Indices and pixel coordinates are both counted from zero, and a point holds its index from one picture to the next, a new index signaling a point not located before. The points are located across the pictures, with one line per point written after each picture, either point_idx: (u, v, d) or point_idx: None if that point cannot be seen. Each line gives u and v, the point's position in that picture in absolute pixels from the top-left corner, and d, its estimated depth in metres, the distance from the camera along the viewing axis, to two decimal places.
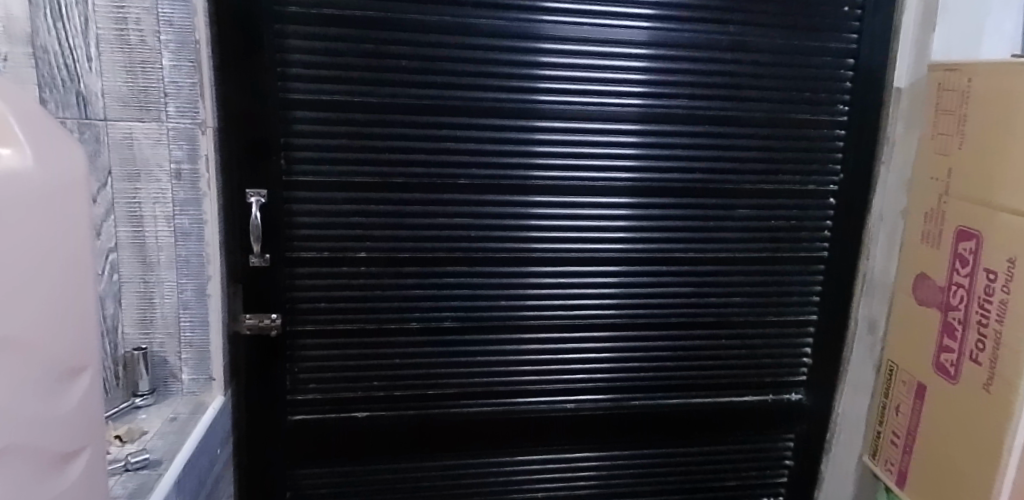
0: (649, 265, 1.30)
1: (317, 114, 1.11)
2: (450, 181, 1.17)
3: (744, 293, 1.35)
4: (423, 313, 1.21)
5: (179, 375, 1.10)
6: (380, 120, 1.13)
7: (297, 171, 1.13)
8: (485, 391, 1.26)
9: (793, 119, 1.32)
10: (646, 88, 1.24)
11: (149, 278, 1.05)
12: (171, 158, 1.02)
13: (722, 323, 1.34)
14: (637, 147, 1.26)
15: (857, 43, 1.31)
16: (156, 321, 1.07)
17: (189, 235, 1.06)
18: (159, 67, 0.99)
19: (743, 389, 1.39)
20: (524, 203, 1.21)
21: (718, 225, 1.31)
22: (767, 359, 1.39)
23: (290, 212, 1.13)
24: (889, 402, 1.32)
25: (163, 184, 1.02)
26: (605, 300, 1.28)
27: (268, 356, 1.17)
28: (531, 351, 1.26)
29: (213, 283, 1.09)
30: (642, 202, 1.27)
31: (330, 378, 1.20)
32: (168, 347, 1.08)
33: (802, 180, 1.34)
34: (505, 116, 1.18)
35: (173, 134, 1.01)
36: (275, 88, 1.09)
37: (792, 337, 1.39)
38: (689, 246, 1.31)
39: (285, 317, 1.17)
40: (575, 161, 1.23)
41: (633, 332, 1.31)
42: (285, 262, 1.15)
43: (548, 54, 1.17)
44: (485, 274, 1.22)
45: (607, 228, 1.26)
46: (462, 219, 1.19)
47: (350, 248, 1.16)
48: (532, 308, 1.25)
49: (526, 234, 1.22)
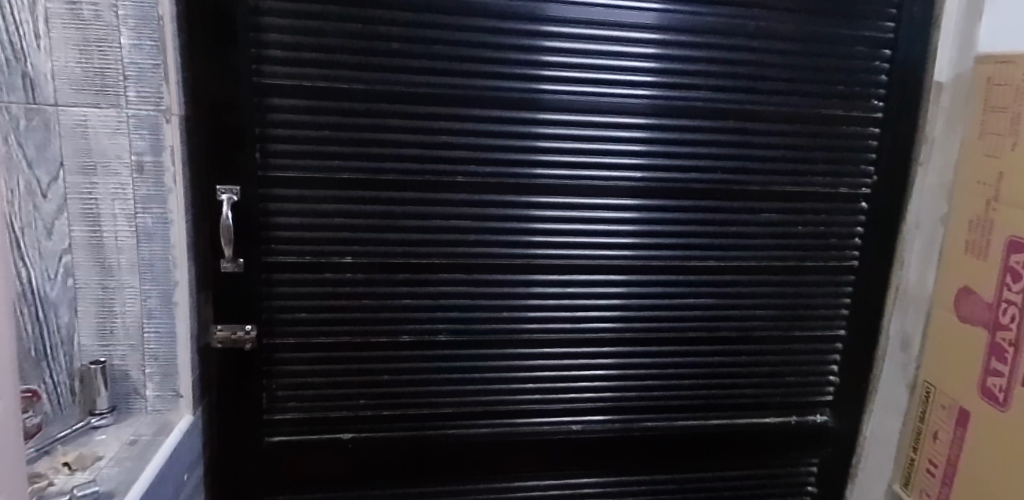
0: (663, 274, 1.18)
1: (297, 102, 0.99)
2: (445, 178, 1.06)
3: (767, 306, 1.23)
4: (416, 326, 1.09)
5: (143, 391, 0.99)
6: (370, 110, 1.01)
7: (275, 166, 1.01)
8: (483, 412, 1.14)
9: (822, 114, 1.21)
10: (663, 78, 1.12)
11: (107, 284, 0.94)
12: (132, 149, 0.90)
13: (742, 338, 1.23)
14: (652, 143, 1.14)
15: (894, 32, 1.21)
16: (117, 332, 0.96)
17: (152, 235, 0.94)
18: (118, 46, 0.87)
19: (763, 410, 1.27)
20: (527, 204, 1.10)
21: (740, 231, 1.20)
22: (791, 377, 1.27)
23: (267, 212, 1.01)
24: (925, 428, 1.19)
25: (122, 178, 0.91)
26: (615, 312, 1.17)
27: (240, 372, 1.05)
28: (534, 368, 1.15)
29: (180, 290, 0.97)
30: (656, 204, 1.16)
31: (312, 396, 1.08)
32: (131, 360, 0.97)
33: (832, 182, 1.24)
34: (508, 106, 1.06)
35: (133, 123, 0.90)
36: (249, 72, 0.97)
37: (818, 353, 1.28)
38: (708, 253, 1.19)
39: (261, 329, 1.04)
40: (585, 158, 1.11)
41: (646, 347, 1.19)
42: (262, 267, 1.03)
43: (553, 38, 1.06)
44: (484, 283, 1.11)
45: (618, 234, 1.15)
46: (458, 221, 1.08)
47: (334, 252, 1.04)
48: (535, 320, 1.14)
49: (530, 238, 1.11)
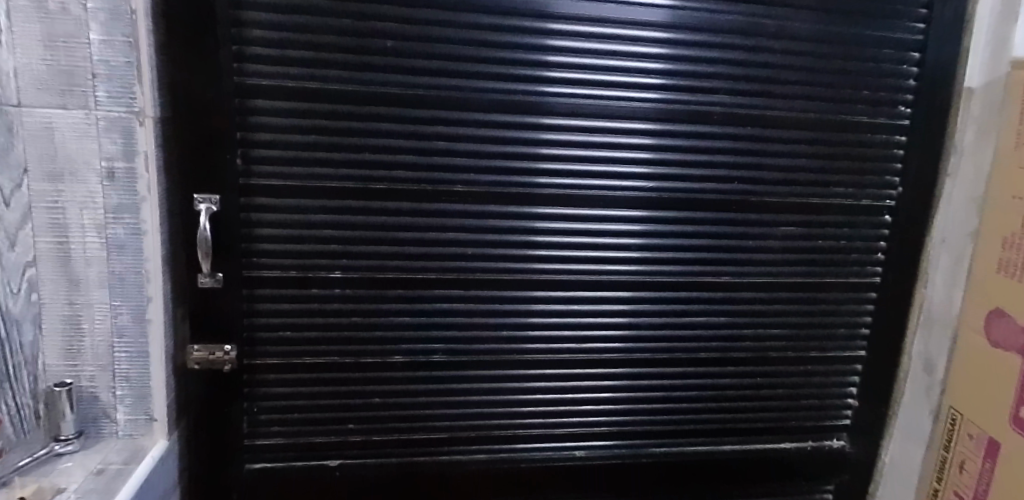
0: (674, 290, 1.10)
1: (282, 104, 0.91)
2: (442, 187, 0.98)
3: (783, 325, 1.16)
4: (409, 346, 1.02)
5: (114, 415, 0.91)
6: (362, 112, 0.94)
7: (258, 173, 0.93)
8: (480, 437, 1.07)
9: (846, 121, 1.14)
10: (678, 80, 1.05)
11: (75, 300, 0.86)
12: (102, 154, 0.83)
13: (757, 359, 1.16)
14: (664, 151, 1.06)
15: (924, 34, 1.14)
16: (85, 351, 0.88)
17: (124, 248, 0.86)
18: (86, 43, 0.80)
19: (778, 435, 1.20)
20: (529, 215, 1.02)
21: (756, 245, 1.12)
22: (806, 400, 1.20)
23: (248, 223, 0.94)
24: (949, 458, 1.11)
25: (91, 186, 0.83)
26: (622, 330, 1.10)
27: (220, 396, 0.97)
28: (535, 390, 1.08)
29: (154, 306, 0.89)
30: (668, 217, 1.08)
31: (296, 420, 1.01)
32: (100, 381, 0.90)
33: (855, 193, 1.17)
34: (510, 110, 0.99)
35: (103, 125, 0.82)
36: (230, 71, 0.89)
37: (836, 375, 1.21)
38: (722, 269, 1.12)
39: (242, 349, 0.96)
40: (592, 166, 1.03)
41: (654, 368, 1.12)
42: (243, 283, 0.95)
43: (560, 36, 0.98)
44: (483, 300, 1.03)
45: (626, 247, 1.08)
46: (455, 234, 1.00)
47: (322, 267, 0.97)
48: (537, 339, 1.06)
49: (532, 252, 1.04)
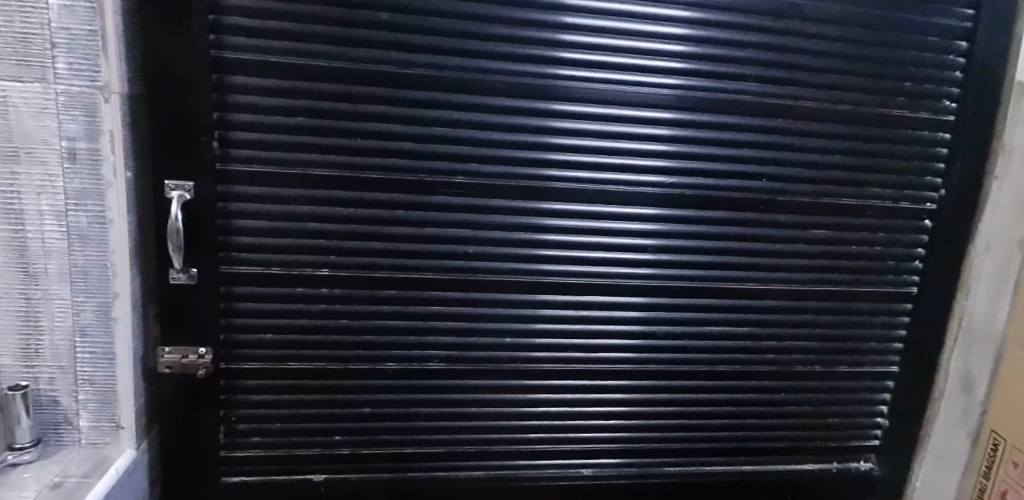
0: (696, 297, 1.01)
1: (265, 82, 0.82)
2: (443, 178, 0.89)
3: (811, 337, 1.07)
4: (403, 352, 0.93)
5: (75, 421, 0.81)
6: (354, 93, 0.85)
7: (238, 158, 0.84)
8: (480, 452, 0.98)
9: (885, 115, 1.04)
10: (705, 66, 0.95)
11: (32, 294, 0.76)
12: (62, 133, 0.73)
13: (782, 374, 1.06)
14: (688, 143, 0.97)
15: (974, 21, 1.04)
16: (43, 351, 0.78)
17: (87, 238, 0.76)
18: (44, 7, 0.70)
19: (802, 455, 1.11)
20: (538, 211, 0.93)
21: (785, 249, 1.03)
22: (834, 418, 1.11)
23: (226, 213, 0.84)
24: (990, 486, 1.01)
25: (50, 168, 0.74)
26: (637, 339, 1.00)
27: (194, 405, 0.88)
28: (540, 402, 0.99)
29: (120, 304, 0.80)
30: (691, 216, 0.98)
31: (277, 431, 0.92)
32: (61, 385, 0.80)
33: (893, 195, 1.07)
34: (518, 94, 0.89)
35: (63, 100, 0.72)
36: (207, 44, 0.79)
37: (866, 392, 1.11)
38: (748, 274, 1.02)
39: (219, 353, 0.87)
40: (606, 159, 0.94)
41: (671, 381, 1.02)
42: (220, 280, 0.86)
43: (576, 14, 0.89)
44: (486, 303, 0.94)
45: (642, 249, 0.98)
46: (456, 229, 0.91)
47: (307, 264, 0.88)
48: (543, 347, 0.97)
49: (540, 252, 0.95)
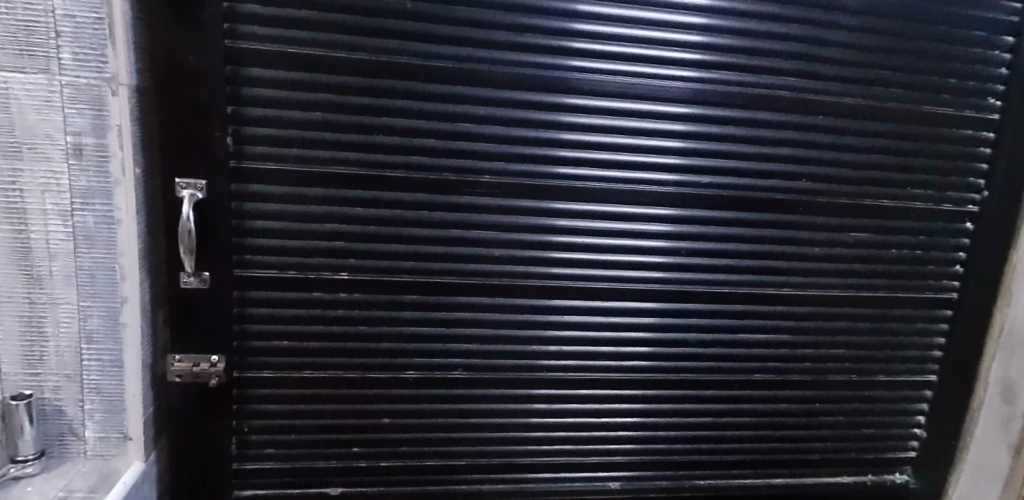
0: (729, 303, 0.96)
1: (282, 74, 0.77)
2: (467, 178, 0.85)
3: (847, 345, 1.02)
4: (424, 360, 0.88)
5: (82, 432, 0.76)
6: (375, 87, 0.80)
7: (253, 155, 0.79)
8: (503, 465, 0.94)
9: (929, 112, 0.99)
10: (741, 60, 0.90)
11: (36, 298, 0.72)
12: (68, 128, 0.68)
13: (817, 384, 1.02)
14: (723, 141, 0.92)
15: (1021, 14, 0.99)
16: (48, 359, 0.73)
17: (94, 239, 0.72)
18: None
19: (837, 467, 1.07)
20: (566, 212, 0.89)
21: (822, 253, 0.98)
22: (869, 429, 1.06)
23: (240, 214, 0.80)
24: None
25: (54, 165, 0.69)
26: (667, 347, 0.96)
27: (205, 416, 0.83)
28: (566, 412, 0.94)
29: (128, 308, 0.75)
30: (725, 218, 0.94)
31: (292, 442, 0.87)
32: (66, 394, 0.75)
33: (934, 196, 1.02)
34: (547, 89, 0.85)
35: (69, 93, 0.68)
36: (221, 34, 0.75)
37: (902, 403, 1.07)
38: (783, 279, 0.98)
39: (231, 360, 0.83)
40: (638, 157, 0.90)
41: (702, 391, 0.98)
42: (234, 284, 0.81)
43: (607, 4, 0.84)
44: (510, 309, 0.90)
45: (676, 252, 0.94)
46: (481, 232, 0.87)
47: (325, 267, 0.83)
48: (569, 355, 0.93)
49: (567, 255, 0.90)
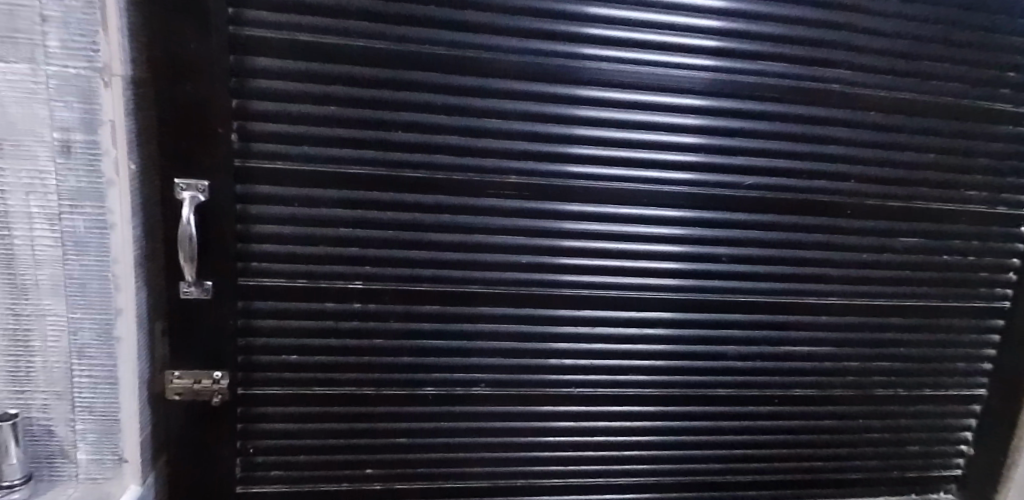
0: (770, 313, 0.90)
1: (291, 64, 0.70)
2: (491, 179, 0.78)
3: (893, 357, 0.96)
4: (445, 375, 0.82)
5: (73, 454, 0.69)
6: (393, 79, 0.73)
7: (259, 153, 0.72)
8: (528, 486, 0.88)
9: (988, 109, 0.91)
10: (788, 51, 0.83)
11: (21, 310, 0.65)
12: (55, 123, 0.61)
13: (861, 398, 0.95)
14: (766, 139, 0.85)
15: None
16: (35, 376, 0.66)
17: (85, 245, 0.64)
18: None
19: (879, 487, 1.00)
20: (598, 216, 0.82)
21: (869, 260, 0.92)
22: (914, 446, 1.00)
23: (246, 217, 0.73)
24: None
25: (40, 164, 0.62)
26: (704, 361, 0.89)
27: (208, 436, 0.77)
28: (595, 430, 0.88)
29: (124, 321, 0.68)
30: (767, 222, 0.87)
31: (301, 464, 0.80)
32: (56, 414, 0.68)
33: (989, 199, 0.95)
34: (578, 82, 0.78)
35: (57, 84, 0.61)
36: (225, 19, 0.67)
37: (949, 418, 1.00)
38: (828, 287, 0.91)
39: (236, 376, 0.76)
40: (675, 156, 0.83)
41: (740, 407, 0.92)
42: (239, 294, 0.75)
43: None
44: (537, 320, 0.83)
45: (715, 259, 0.87)
46: (506, 237, 0.80)
47: (338, 276, 0.76)
48: (599, 369, 0.86)
49: (598, 262, 0.84)
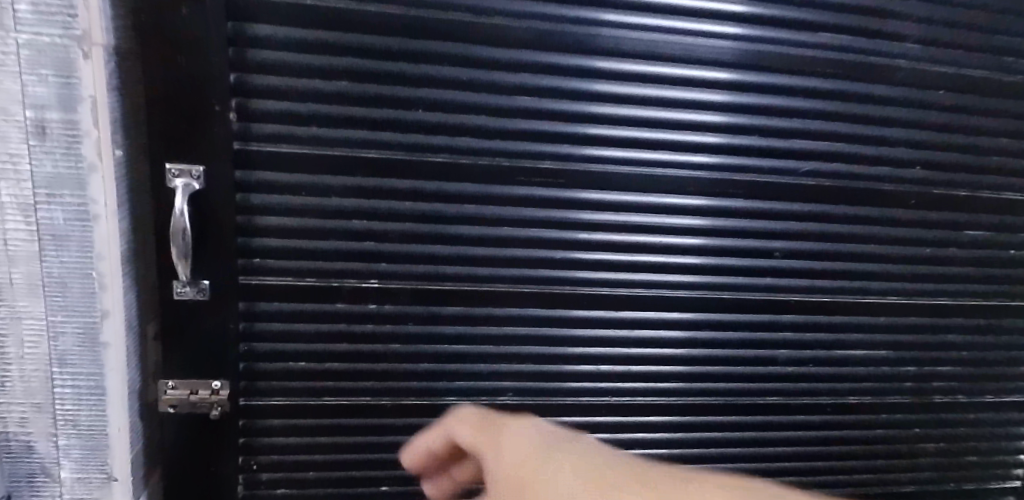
0: (825, 315, 0.82)
1: (297, 33, 0.62)
2: (522, 165, 0.70)
3: (953, 362, 0.88)
4: (469, 383, 0.74)
5: (55, 473, 0.60)
6: (412, 50, 0.65)
7: (261, 135, 0.64)
8: None
9: None
10: (857, 19, 0.74)
11: None
12: (28, 99, 0.52)
13: (917, 407, 0.88)
14: (826, 121, 0.77)
15: None
16: (10, 386, 0.57)
17: (64, 239, 0.56)
18: None
19: None
20: (638, 207, 0.74)
21: (931, 255, 0.84)
22: (972, 457, 0.93)
23: (247, 208, 0.65)
24: None
25: (11, 147, 0.53)
26: (750, 367, 0.82)
27: (205, 452, 0.69)
28: (633, 442, 0.80)
29: (110, 324, 0.58)
30: (823, 214, 0.79)
31: (310, 480, 0.73)
32: (36, 430, 0.58)
33: None
34: (620, 55, 0.69)
35: (29, 53, 0.52)
36: None
37: (1010, 426, 0.93)
38: (886, 285, 0.83)
39: (237, 386, 0.69)
40: (726, 140, 0.74)
41: (788, 416, 0.84)
42: (240, 294, 0.67)
43: None
44: (570, 322, 0.75)
45: (766, 255, 0.79)
46: (537, 231, 0.72)
47: (351, 274, 0.69)
48: (637, 375, 0.79)
49: (637, 258, 0.76)
